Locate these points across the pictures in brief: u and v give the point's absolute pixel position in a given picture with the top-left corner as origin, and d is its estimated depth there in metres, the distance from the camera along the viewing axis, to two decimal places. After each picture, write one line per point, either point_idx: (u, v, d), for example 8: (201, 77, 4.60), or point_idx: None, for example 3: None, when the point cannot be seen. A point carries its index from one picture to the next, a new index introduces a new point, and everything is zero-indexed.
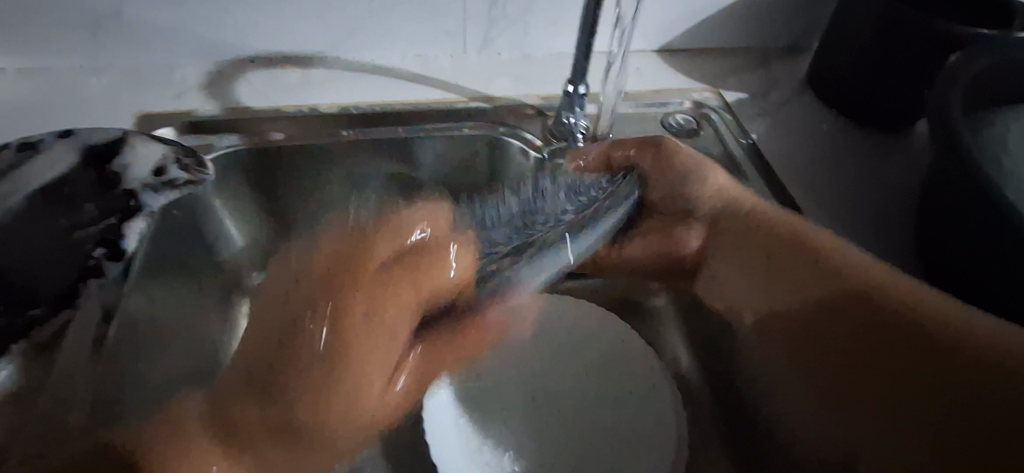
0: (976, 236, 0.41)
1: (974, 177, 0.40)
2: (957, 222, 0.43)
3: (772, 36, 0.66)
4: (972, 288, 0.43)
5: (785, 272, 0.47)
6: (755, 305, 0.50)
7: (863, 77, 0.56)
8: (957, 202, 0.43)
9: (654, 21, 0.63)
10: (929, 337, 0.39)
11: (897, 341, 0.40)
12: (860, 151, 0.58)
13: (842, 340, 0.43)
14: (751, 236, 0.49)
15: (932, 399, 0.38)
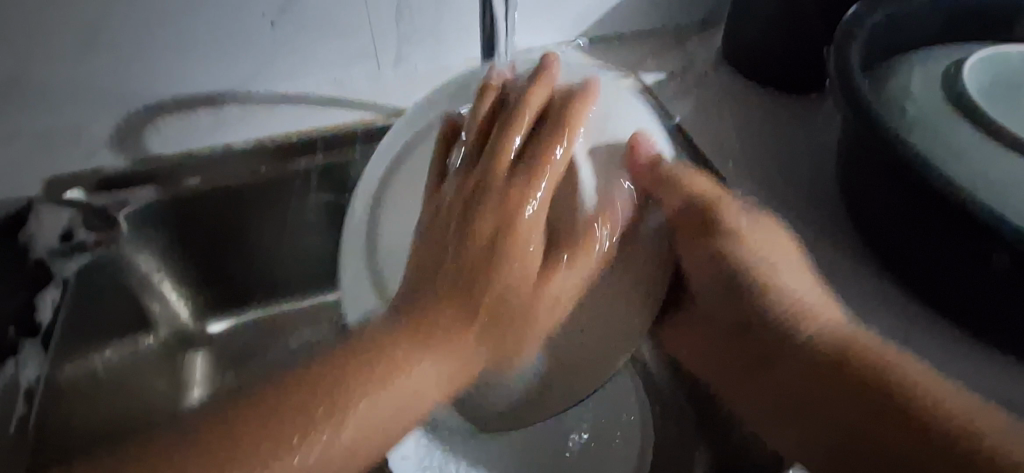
0: (897, 196, 0.40)
1: (883, 135, 0.39)
2: (875, 184, 0.42)
3: (683, 16, 0.67)
4: (896, 245, 0.42)
5: (795, 371, 0.38)
6: (765, 403, 0.41)
7: (773, 43, 0.57)
8: (870, 164, 0.42)
9: (568, 13, 0.63)
10: (894, 403, 0.34)
11: (894, 413, 0.33)
12: (781, 114, 0.58)
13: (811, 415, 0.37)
14: (741, 305, 0.42)
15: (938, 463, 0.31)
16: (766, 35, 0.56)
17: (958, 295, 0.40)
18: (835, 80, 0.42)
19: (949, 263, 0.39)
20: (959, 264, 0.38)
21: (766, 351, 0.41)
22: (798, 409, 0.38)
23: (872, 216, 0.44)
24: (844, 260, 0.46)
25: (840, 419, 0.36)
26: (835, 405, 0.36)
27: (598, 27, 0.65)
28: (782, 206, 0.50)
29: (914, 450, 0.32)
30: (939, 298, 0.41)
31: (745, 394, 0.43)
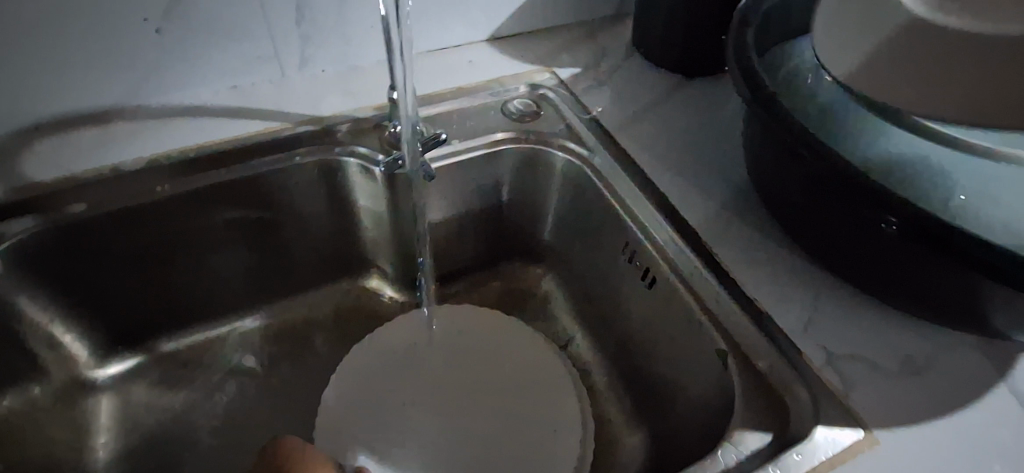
0: (810, 181, 0.41)
1: (785, 122, 0.40)
2: (788, 171, 0.43)
3: (592, 9, 0.68)
4: (812, 231, 0.44)
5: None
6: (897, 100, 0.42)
7: (677, 33, 0.58)
8: (780, 153, 0.43)
9: (479, 10, 0.62)
10: None
11: None
12: (693, 98, 0.60)
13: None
14: None
15: None
16: (670, 25, 0.58)
17: (884, 273, 0.41)
18: (739, 69, 0.43)
19: (862, 240, 0.40)
20: (872, 241, 0.39)
21: None
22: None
23: (800, 211, 0.44)
24: (766, 237, 0.48)
25: None
26: None
27: (510, 22, 0.65)
28: (696, 189, 0.51)
29: None
30: (858, 277, 0.43)
31: None
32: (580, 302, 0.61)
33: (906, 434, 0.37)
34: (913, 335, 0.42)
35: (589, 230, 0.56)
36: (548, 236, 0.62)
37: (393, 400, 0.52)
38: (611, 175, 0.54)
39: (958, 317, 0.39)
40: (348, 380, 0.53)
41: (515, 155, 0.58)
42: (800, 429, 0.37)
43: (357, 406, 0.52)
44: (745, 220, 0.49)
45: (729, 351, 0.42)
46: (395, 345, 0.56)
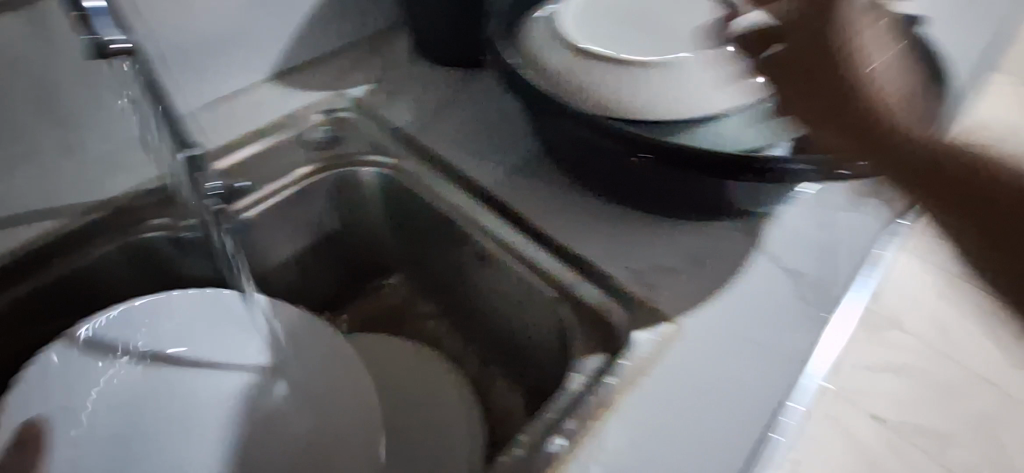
0: (575, 136, 0.47)
1: (540, 92, 0.45)
2: (558, 132, 0.49)
3: (369, 26, 0.70)
4: (593, 175, 0.50)
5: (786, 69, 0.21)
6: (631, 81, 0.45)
7: (446, 31, 0.63)
8: (545, 120, 0.49)
9: (251, 50, 0.61)
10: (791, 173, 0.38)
11: None
12: (479, 87, 0.65)
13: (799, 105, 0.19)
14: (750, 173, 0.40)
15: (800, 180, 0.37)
16: (437, 24, 0.62)
17: (651, 189, 0.48)
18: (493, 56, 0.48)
19: (629, 172, 0.47)
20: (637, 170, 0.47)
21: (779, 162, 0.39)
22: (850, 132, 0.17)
23: (575, 159, 0.50)
24: (565, 192, 0.54)
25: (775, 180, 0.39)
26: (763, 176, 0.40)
27: (289, 55, 0.65)
28: (498, 166, 0.57)
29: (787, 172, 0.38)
30: (636, 202, 0.51)
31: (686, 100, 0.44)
32: (435, 297, 0.64)
33: (703, 314, 0.45)
34: (690, 235, 0.51)
35: (418, 230, 0.59)
36: (388, 247, 0.64)
37: (171, 397, 0.49)
38: (421, 176, 0.57)
39: (711, 209, 0.49)
40: (119, 362, 0.48)
41: (330, 182, 0.59)
42: (622, 339, 0.44)
43: (128, 394, 0.48)
44: (545, 182, 0.55)
45: (558, 294, 0.48)
46: (234, 349, 0.51)
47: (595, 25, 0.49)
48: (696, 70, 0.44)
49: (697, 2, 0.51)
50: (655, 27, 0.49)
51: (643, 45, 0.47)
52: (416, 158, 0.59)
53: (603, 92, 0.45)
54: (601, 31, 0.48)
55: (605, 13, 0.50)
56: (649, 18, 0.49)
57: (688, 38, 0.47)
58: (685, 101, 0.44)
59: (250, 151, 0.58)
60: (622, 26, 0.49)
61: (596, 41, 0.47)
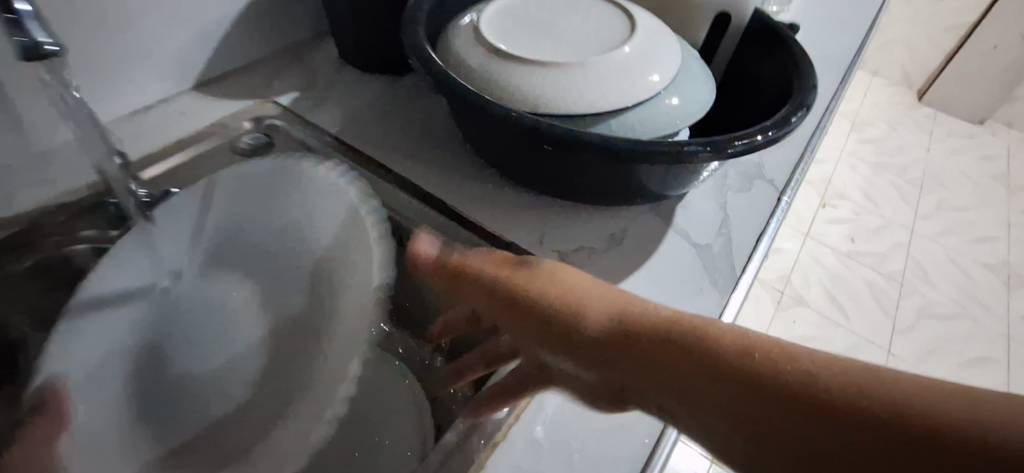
0: (500, 133, 0.51)
1: (464, 93, 0.49)
2: (484, 129, 0.52)
3: (290, 35, 0.71)
4: (519, 167, 0.54)
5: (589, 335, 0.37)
6: (546, 81, 0.49)
7: (369, 39, 0.65)
8: (472, 119, 0.52)
9: (169, 61, 0.61)
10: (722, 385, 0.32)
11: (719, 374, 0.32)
12: (406, 92, 0.68)
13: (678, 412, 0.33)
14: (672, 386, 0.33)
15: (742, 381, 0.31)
16: (360, 33, 0.64)
17: (569, 178, 0.53)
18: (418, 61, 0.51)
19: (551, 164, 0.52)
20: (558, 163, 0.51)
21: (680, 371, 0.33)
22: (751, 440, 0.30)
23: (500, 154, 0.55)
24: (494, 187, 0.58)
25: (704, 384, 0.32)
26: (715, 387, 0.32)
27: (210, 65, 0.65)
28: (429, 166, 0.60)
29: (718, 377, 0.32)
30: (560, 191, 0.55)
31: (594, 98, 0.49)
32: None
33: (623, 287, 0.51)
34: (609, 220, 0.56)
35: None
36: None
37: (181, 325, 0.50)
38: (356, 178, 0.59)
39: (625, 194, 0.54)
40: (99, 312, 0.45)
41: None
42: None
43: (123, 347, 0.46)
44: (475, 180, 0.59)
45: None
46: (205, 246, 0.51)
47: (510, 31, 0.53)
48: (607, 71, 0.50)
49: (600, 9, 0.57)
50: (563, 33, 0.53)
51: (555, 49, 0.51)
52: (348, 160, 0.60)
53: (521, 93, 0.49)
54: (515, 36, 0.52)
55: (520, 19, 0.54)
56: (560, 24, 0.54)
57: (594, 42, 0.53)
58: (593, 99, 0.49)
59: (176, 161, 0.58)
60: (534, 32, 0.53)
61: (512, 46, 0.51)
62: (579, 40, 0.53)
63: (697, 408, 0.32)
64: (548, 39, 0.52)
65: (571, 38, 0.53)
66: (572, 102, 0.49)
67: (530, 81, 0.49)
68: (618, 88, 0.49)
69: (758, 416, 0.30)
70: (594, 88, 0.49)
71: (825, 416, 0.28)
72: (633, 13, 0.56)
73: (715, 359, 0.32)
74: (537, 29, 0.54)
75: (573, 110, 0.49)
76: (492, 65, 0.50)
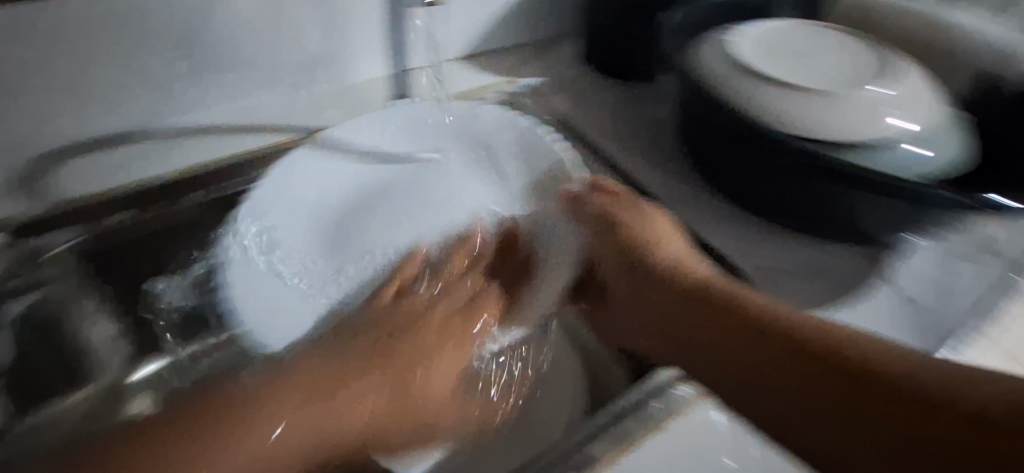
0: (732, 142, 0.55)
1: None
2: (715, 137, 0.56)
3: (545, 30, 0.80)
4: (738, 181, 0.57)
5: (669, 295, 0.50)
6: (793, 103, 0.52)
7: (616, 45, 0.72)
8: (709, 125, 0.56)
9: (453, 32, 0.72)
10: (797, 350, 0.41)
11: (800, 352, 0.40)
12: (635, 99, 0.74)
13: (715, 360, 0.43)
14: (736, 356, 0.43)
15: (812, 356, 0.40)
16: (611, 39, 0.72)
17: (786, 201, 0.55)
18: None
19: (774, 185, 0.54)
20: (784, 184, 0.53)
21: (766, 343, 0.42)
22: (779, 378, 0.40)
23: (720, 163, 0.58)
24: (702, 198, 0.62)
25: (781, 355, 0.41)
26: (782, 359, 0.41)
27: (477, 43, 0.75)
28: (643, 167, 0.65)
29: (793, 350, 0.41)
30: (773, 214, 0.57)
31: (841, 126, 0.50)
32: None
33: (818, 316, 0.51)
34: (813, 253, 0.57)
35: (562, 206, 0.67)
36: None
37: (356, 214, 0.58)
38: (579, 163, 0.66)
39: (843, 232, 0.54)
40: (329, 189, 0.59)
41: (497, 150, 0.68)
42: None
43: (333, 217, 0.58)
44: (684, 187, 0.63)
45: None
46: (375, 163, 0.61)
47: (761, 55, 0.56)
48: (863, 106, 0.51)
49: (852, 47, 0.58)
50: (815, 64, 0.56)
51: (806, 77, 0.54)
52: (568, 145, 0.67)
53: (767, 109, 0.52)
54: (768, 61, 0.56)
55: (772, 46, 0.58)
56: (812, 55, 0.57)
57: (849, 77, 0.54)
58: (840, 130, 0.50)
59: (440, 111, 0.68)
60: (786, 59, 0.56)
61: (765, 69, 0.55)
62: (830, 71, 0.55)
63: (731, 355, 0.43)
64: (800, 68, 0.55)
65: (821, 69, 0.55)
66: (817, 130, 0.51)
67: (777, 102, 0.52)
68: (868, 124, 0.50)
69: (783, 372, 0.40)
70: (841, 119, 0.51)
71: (877, 391, 0.37)
72: (893, 61, 0.56)
73: (759, 321, 0.43)
74: (788, 56, 0.56)
75: (818, 136, 0.51)
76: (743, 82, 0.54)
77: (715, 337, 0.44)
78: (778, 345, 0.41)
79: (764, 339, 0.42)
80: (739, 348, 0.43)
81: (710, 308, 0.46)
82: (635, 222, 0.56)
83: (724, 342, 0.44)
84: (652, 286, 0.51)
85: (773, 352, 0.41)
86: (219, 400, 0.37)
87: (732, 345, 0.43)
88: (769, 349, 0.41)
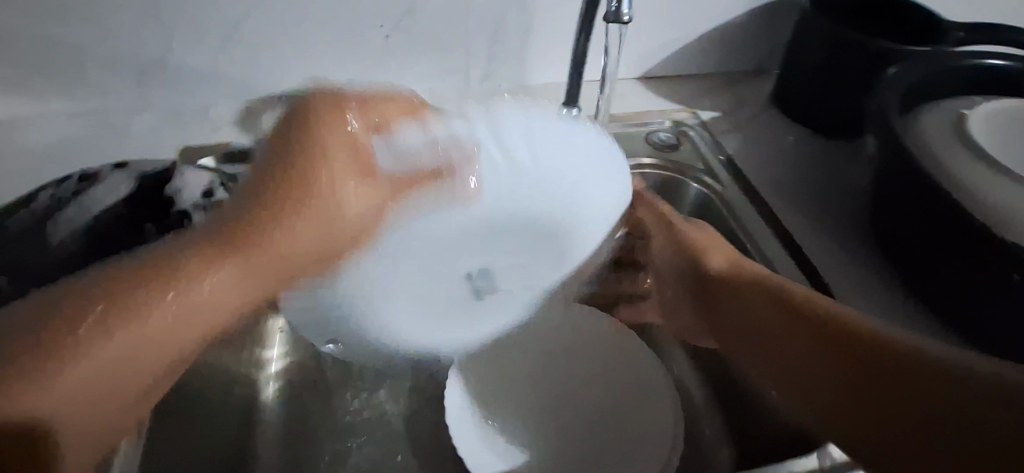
0: (932, 233, 0.45)
1: (932, 189, 0.43)
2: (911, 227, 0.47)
3: (740, 63, 0.74)
4: (935, 285, 0.47)
5: (770, 304, 0.46)
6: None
7: (816, 92, 0.64)
8: (909, 212, 0.47)
9: (638, 51, 0.71)
10: (834, 344, 0.42)
11: (901, 380, 0.38)
12: (825, 158, 0.65)
13: (812, 377, 0.43)
14: (807, 370, 0.43)
15: (907, 389, 0.38)
16: (813, 86, 0.64)
17: (960, 299, 0.46)
18: (880, 131, 0.47)
19: (984, 303, 0.44)
20: (992, 305, 0.43)
21: (846, 377, 0.41)
22: (840, 388, 0.41)
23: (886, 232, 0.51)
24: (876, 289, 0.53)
25: (856, 383, 0.40)
26: (869, 393, 0.39)
27: (659, 65, 0.73)
28: (813, 238, 0.57)
29: (884, 380, 0.39)
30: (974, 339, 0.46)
31: None
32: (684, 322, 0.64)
33: None
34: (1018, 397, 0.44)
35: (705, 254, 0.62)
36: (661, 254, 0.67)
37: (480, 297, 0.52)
38: (736, 213, 0.59)
39: None
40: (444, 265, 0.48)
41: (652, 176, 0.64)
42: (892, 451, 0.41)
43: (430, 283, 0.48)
44: (856, 271, 0.54)
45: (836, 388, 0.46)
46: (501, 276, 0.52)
47: (1009, 133, 0.47)
48: None
49: None
50: None
51: None
52: (727, 187, 0.62)
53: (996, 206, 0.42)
54: (1015, 142, 0.47)
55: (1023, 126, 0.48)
56: None
57: None
58: None
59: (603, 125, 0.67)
60: None
61: (1010, 152, 0.46)
62: None
63: (824, 370, 0.42)
64: None
65: None
66: None
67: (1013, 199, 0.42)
68: None
69: (858, 382, 0.40)
70: None
71: (970, 420, 0.35)
72: None
73: (856, 343, 0.41)
74: None
75: None
76: (967, 165, 0.45)
77: (783, 366, 0.45)
78: (869, 368, 0.40)
79: (834, 359, 0.41)
80: (790, 370, 0.45)
81: (789, 327, 0.45)
82: (696, 234, 0.55)
83: (757, 351, 0.49)
84: (713, 295, 0.53)
85: (820, 375, 0.42)
86: (235, 223, 0.38)
87: (816, 368, 0.43)
88: (809, 360, 0.43)
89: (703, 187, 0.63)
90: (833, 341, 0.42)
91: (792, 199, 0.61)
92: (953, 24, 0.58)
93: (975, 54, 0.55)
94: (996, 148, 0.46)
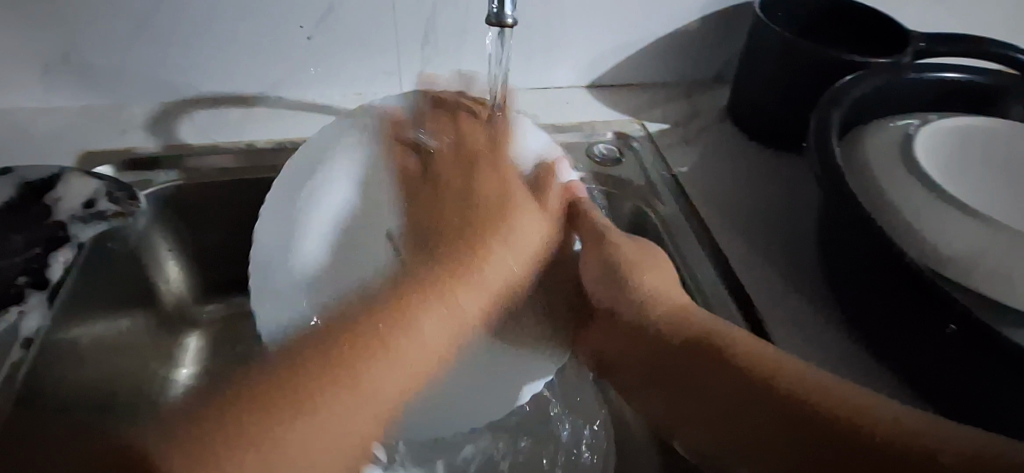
0: (864, 266, 0.40)
1: (867, 222, 0.38)
2: (845, 257, 0.42)
3: (696, 71, 0.69)
4: (877, 324, 0.41)
5: (683, 345, 0.41)
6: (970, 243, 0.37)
7: (771, 106, 0.59)
8: (842, 243, 0.42)
9: (585, 56, 0.65)
10: (756, 386, 0.37)
11: (827, 429, 0.34)
12: (780, 176, 0.60)
13: (732, 422, 0.38)
14: (726, 419, 0.38)
15: (837, 441, 0.34)
16: (768, 99, 0.59)
17: (895, 343, 0.40)
18: (817, 156, 0.42)
19: (922, 350, 0.38)
20: (931, 352, 0.37)
21: (769, 422, 0.36)
22: (763, 436, 0.36)
23: (840, 257, 0.43)
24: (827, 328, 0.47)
25: (778, 432, 0.36)
26: (795, 442, 0.35)
27: (610, 72, 0.67)
28: (761, 264, 0.51)
29: (812, 431, 0.35)
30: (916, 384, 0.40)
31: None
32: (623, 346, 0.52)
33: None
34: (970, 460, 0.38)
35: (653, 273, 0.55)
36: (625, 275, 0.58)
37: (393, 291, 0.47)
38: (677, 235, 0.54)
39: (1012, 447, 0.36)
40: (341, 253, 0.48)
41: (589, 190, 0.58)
42: None
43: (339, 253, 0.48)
44: (807, 307, 0.48)
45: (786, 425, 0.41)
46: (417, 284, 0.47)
47: (953, 158, 0.43)
48: None
49: None
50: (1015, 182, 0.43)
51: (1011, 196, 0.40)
52: (666, 204, 0.57)
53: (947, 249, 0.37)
54: (963, 169, 0.42)
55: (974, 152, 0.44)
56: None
57: None
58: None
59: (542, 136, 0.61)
60: (989, 168, 0.42)
61: (957, 178, 0.41)
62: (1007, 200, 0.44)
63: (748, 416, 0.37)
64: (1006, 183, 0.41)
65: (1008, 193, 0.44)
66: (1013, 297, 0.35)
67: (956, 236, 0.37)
68: None
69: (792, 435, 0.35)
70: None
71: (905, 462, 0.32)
72: None
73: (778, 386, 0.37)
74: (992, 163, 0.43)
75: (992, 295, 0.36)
76: (916, 198, 0.40)
77: (692, 411, 0.40)
78: (791, 415, 0.35)
79: (757, 405, 0.37)
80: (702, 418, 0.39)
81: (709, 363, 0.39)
82: (631, 249, 0.46)
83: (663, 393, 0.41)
84: (624, 320, 0.44)
85: (738, 423, 0.37)
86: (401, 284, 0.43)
87: (733, 412, 0.38)
88: (732, 408, 0.38)
89: (650, 203, 0.57)
90: (757, 382, 0.37)
91: (741, 222, 0.55)
92: (917, 34, 0.53)
93: (932, 66, 0.50)
94: (940, 174, 0.41)
